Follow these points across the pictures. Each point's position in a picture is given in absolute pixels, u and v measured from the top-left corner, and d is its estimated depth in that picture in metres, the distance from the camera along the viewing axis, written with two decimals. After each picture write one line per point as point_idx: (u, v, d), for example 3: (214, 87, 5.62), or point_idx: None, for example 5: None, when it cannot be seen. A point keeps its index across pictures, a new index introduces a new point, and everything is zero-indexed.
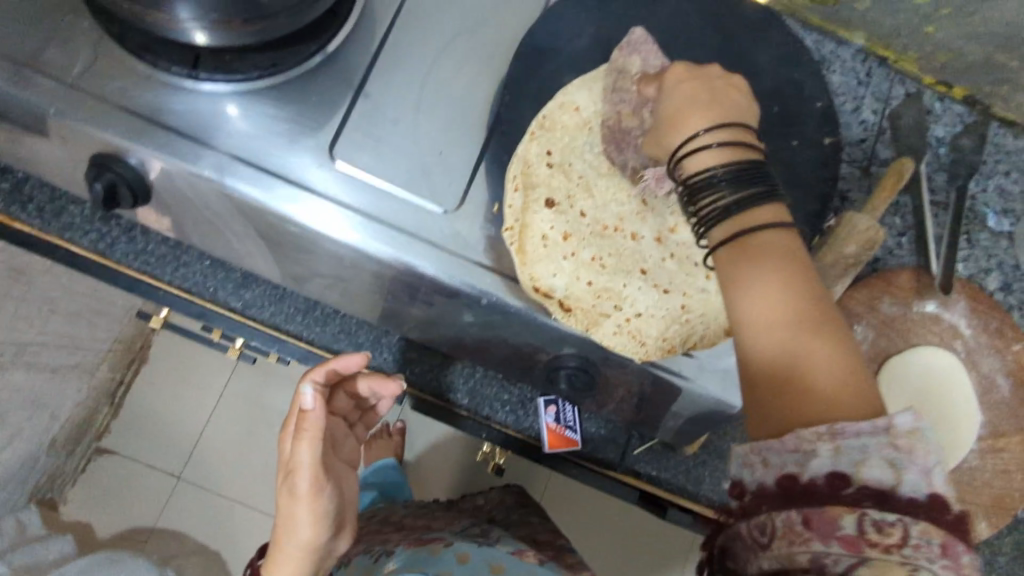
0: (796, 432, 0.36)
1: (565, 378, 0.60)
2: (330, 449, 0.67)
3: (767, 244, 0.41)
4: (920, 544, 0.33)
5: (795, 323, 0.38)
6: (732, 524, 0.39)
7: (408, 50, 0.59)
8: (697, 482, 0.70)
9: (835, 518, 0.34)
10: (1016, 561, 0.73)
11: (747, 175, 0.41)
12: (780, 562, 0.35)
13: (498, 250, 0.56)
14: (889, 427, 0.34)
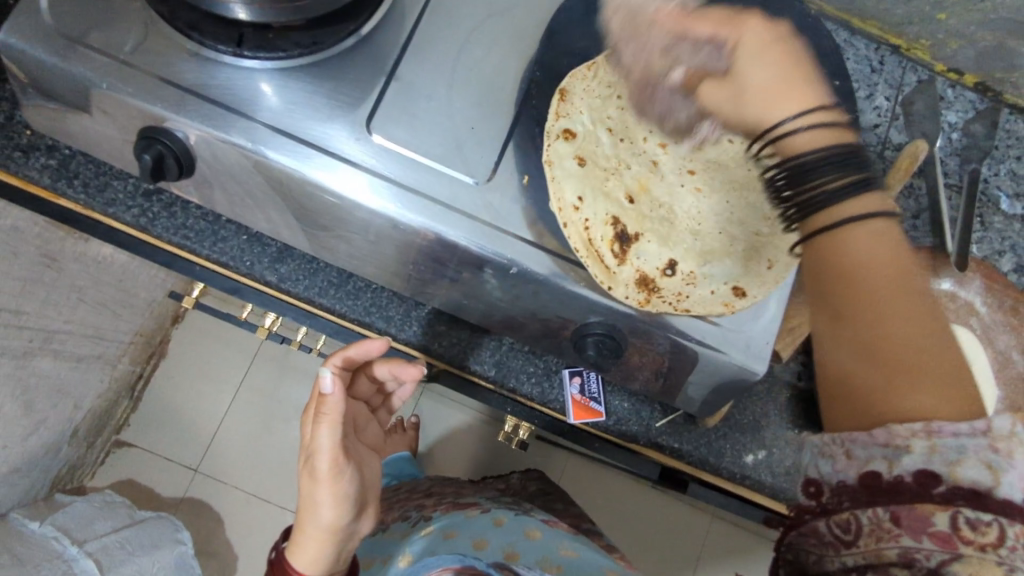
0: (891, 426, 0.39)
1: (593, 347, 0.62)
2: (349, 435, 0.71)
3: (872, 233, 0.44)
4: (1016, 547, 0.35)
5: (886, 314, 0.41)
6: (807, 522, 0.44)
7: (440, 30, 0.62)
8: (719, 456, 0.71)
9: (927, 516, 0.37)
10: None
11: (847, 159, 0.46)
12: (865, 558, 0.39)
13: (530, 220, 0.58)
14: (985, 428, 0.37)
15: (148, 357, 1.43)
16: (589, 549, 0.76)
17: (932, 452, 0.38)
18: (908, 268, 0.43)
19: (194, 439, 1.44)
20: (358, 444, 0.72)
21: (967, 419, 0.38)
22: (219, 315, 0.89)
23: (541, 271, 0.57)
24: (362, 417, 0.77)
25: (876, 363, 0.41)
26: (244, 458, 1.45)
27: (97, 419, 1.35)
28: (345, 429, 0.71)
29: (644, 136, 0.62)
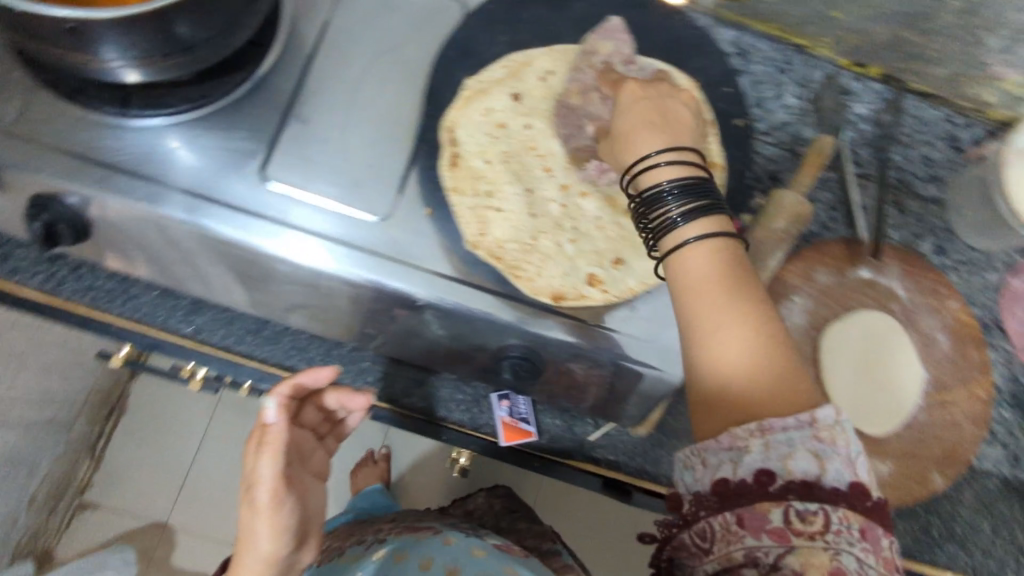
0: (731, 431, 0.44)
1: (511, 370, 0.61)
2: (295, 462, 0.65)
3: (710, 249, 0.48)
4: (840, 530, 0.41)
5: (723, 321, 0.45)
6: (675, 535, 0.48)
7: (327, 72, 0.61)
8: (655, 464, 0.71)
9: (765, 514, 0.42)
10: (976, 513, 0.76)
11: (700, 190, 0.49)
12: (719, 563, 0.44)
13: (435, 251, 0.57)
14: (811, 420, 0.42)
15: (106, 415, 1.40)
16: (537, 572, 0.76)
17: (766, 450, 0.42)
18: (752, 279, 0.47)
19: (160, 493, 1.42)
20: (307, 473, 0.66)
21: (799, 414, 0.43)
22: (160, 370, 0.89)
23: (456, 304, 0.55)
24: (308, 446, 0.69)
25: (738, 385, 0.44)
26: (214, 505, 1.44)
27: (57, 483, 1.33)
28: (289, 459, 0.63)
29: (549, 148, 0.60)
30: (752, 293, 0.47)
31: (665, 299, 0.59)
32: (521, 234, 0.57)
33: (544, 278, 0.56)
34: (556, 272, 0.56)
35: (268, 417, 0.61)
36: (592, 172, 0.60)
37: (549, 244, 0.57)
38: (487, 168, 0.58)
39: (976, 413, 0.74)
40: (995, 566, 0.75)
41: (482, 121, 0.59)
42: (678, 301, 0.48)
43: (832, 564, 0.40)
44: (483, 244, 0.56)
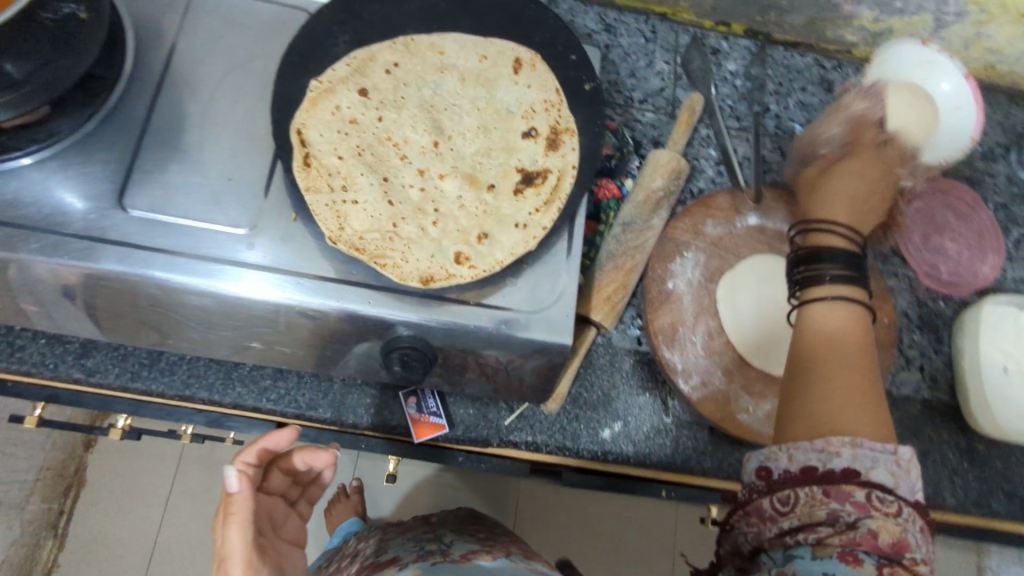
0: (827, 438, 0.48)
1: (399, 362, 0.59)
2: (266, 532, 0.65)
3: (851, 310, 0.57)
4: (907, 517, 0.47)
5: (854, 369, 0.52)
6: (753, 498, 0.52)
7: (180, 98, 0.63)
8: (576, 439, 0.70)
9: (850, 491, 0.47)
10: (903, 439, 0.76)
11: (853, 263, 0.60)
12: (799, 521, 0.48)
13: (300, 255, 0.58)
14: (894, 449, 0.48)
15: (65, 489, 1.39)
16: None
17: (858, 456, 0.46)
18: (865, 344, 0.54)
19: (127, 562, 1.39)
20: (285, 541, 0.67)
21: (884, 441, 0.48)
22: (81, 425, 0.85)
23: (328, 304, 0.56)
24: (282, 512, 0.70)
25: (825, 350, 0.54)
26: (185, 567, 1.40)
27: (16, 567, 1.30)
28: (262, 528, 0.65)
29: (404, 135, 0.61)
30: (851, 343, 0.54)
31: (539, 274, 0.61)
32: (381, 223, 0.57)
33: (409, 265, 0.56)
34: (421, 257, 0.57)
35: (232, 485, 0.59)
36: (449, 154, 0.61)
37: (413, 230, 0.58)
38: (341, 163, 0.59)
39: (883, 339, 0.75)
40: (930, 489, 0.75)
41: (330, 119, 0.60)
42: (805, 314, 0.58)
43: (899, 533, 0.46)
44: (346, 238, 0.56)
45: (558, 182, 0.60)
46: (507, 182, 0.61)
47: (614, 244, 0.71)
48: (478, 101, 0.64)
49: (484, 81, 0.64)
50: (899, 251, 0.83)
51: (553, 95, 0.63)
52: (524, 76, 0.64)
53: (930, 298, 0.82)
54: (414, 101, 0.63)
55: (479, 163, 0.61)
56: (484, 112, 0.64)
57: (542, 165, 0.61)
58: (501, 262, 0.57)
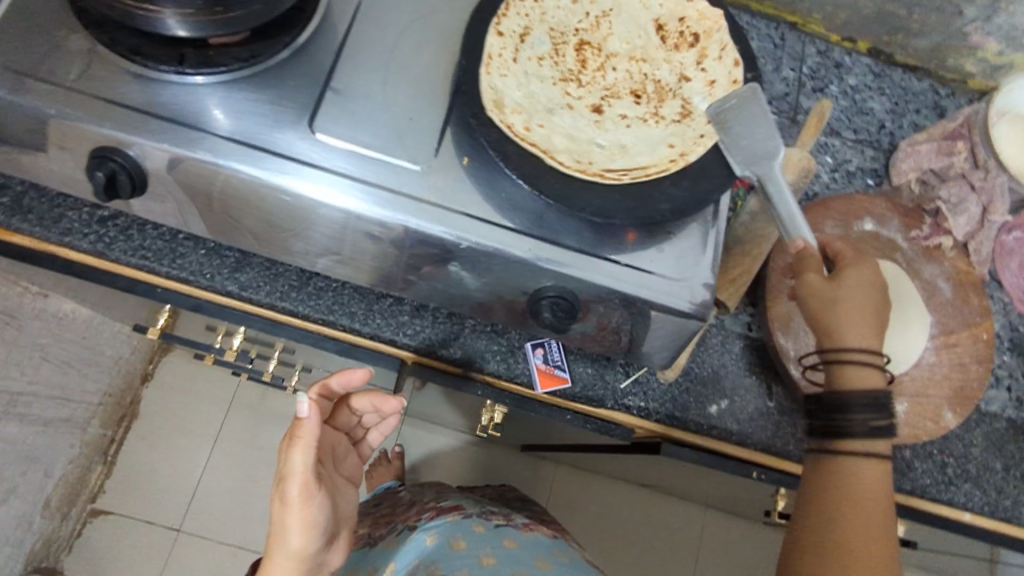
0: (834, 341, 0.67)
1: (548, 310, 0.64)
2: (327, 463, 0.73)
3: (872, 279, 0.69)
4: None
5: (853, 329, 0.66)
6: None
7: (368, 40, 0.67)
8: (685, 410, 0.73)
9: None
10: (987, 453, 0.79)
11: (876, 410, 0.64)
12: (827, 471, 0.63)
13: (474, 198, 0.62)
14: None
15: (119, 419, 1.48)
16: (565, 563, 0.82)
17: None
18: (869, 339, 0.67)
19: (171, 496, 1.48)
20: (343, 478, 0.75)
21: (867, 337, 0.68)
22: None
23: (499, 247, 0.61)
24: (346, 448, 0.79)
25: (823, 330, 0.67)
26: (223, 510, 1.49)
27: (71, 487, 1.36)
28: (324, 459, 0.73)
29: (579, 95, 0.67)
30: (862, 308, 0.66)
31: (686, 246, 0.66)
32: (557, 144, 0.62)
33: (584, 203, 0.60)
34: (596, 202, 0.60)
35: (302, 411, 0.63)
36: (615, 116, 0.67)
37: (586, 154, 0.62)
38: (521, 101, 0.64)
39: (981, 354, 0.78)
40: (1008, 502, 0.78)
41: (530, 61, 0.67)
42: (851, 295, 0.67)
43: None
44: (531, 137, 0.61)
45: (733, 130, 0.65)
46: (695, 126, 0.66)
47: (742, 230, 0.75)
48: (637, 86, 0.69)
49: (648, 55, 0.72)
50: (996, 275, 0.87)
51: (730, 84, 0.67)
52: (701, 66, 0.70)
53: (1022, 323, 0.86)
54: (593, 62, 0.70)
55: (654, 119, 0.67)
56: (656, 83, 0.70)
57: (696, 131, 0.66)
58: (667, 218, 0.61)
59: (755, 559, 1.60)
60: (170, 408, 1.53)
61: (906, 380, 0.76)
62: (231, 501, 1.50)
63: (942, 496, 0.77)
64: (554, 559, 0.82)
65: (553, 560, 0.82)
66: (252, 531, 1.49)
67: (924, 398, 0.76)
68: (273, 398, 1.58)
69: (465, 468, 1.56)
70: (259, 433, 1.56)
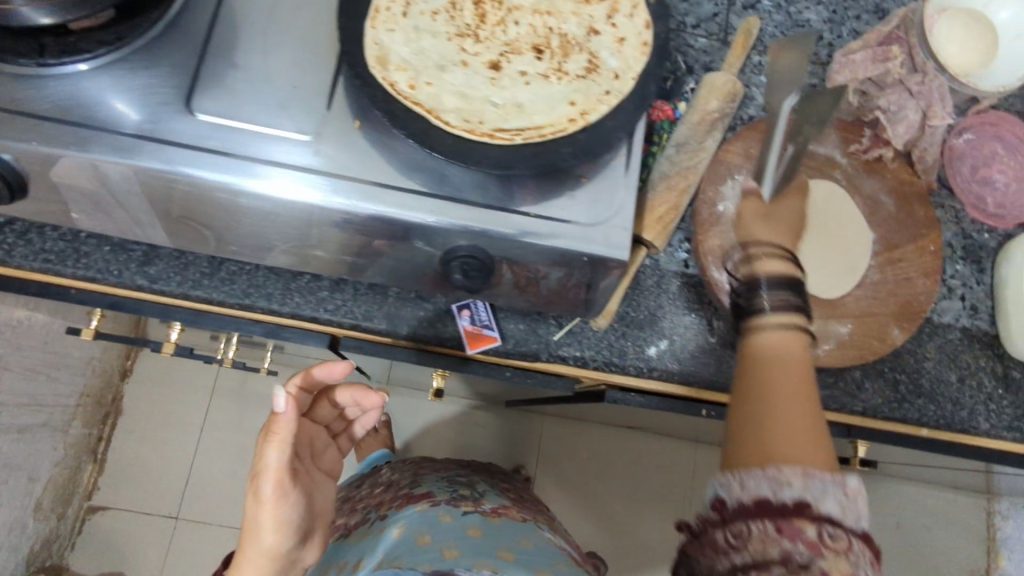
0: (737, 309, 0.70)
1: (459, 270, 0.61)
2: (304, 458, 0.69)
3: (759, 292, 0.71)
4: (812, 542, 0.43)
5: None
6: (710, 530, 0.48)
7: (245, 6, 0.63)
8: (623, 355, 0.72)
9: (801, 526, 0.44)
10: (941, 366, 0.78)
11: None
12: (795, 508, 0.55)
13: (370, 164, 0.59)
14: (844, 481, 0.45)
15: (103, 418, 1.49)
16: (531, 548, 0.82)
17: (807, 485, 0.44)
18: None
19: (166, 486, 1.51)
20: (322, 473, 0.72)
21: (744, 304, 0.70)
22: (123, 339, 0.85)
23: (401, 215, 0.58)
24: (322, 442, 0.73)
25: None
26: (219, 494, 1.52)
27: (63, 487, 1.38)
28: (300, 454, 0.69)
29: (476, 49, 0.61)
30: None
31: (599, 189, 0.63)
32: (454, 109, 0.58)
33: (481, 156, 0.57)
34: (493, 154, 0.58)
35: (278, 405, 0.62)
36: (518, 72, 0.61)
37: (487, 115, 0.59)
38: (411, 56, 0.59)
39: (928, 266, 0.75)
40: (964, 413, 0.77)
41: (421, 16, 0.61)
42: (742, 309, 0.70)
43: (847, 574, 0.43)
44: (415, 96, 0.57)
45: (636, 76, 0.61)
46: (601, 83, 0.61)
47: (668, 165, 0.72)
48: (539, 36, 0.63)
49: (555, 8, 0.64)
50: (946, 183, 0.83)
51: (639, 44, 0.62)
52: (609, 18, 0.63)
53: (975, 230, 0.83)
54: (493, 16, 0.63)
55: (556, 75, 0.61)
56: (560, 37, 0.63)
57: (605, 91, 0.60)
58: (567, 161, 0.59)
59: None
60: (153, 401, 1.54)
61: (850, 301, 0.74)
62: (224, 485, 1.53)
63: (893, 414, 0.76)
64: (522, 545, 0.83)
65: (523, 547, 0.81)
66: None
67: (870, 317, 0.74)
68: (254, 381, 1.58)
69: (451, 429, 1.57)
70: (245, 415, 1.57)
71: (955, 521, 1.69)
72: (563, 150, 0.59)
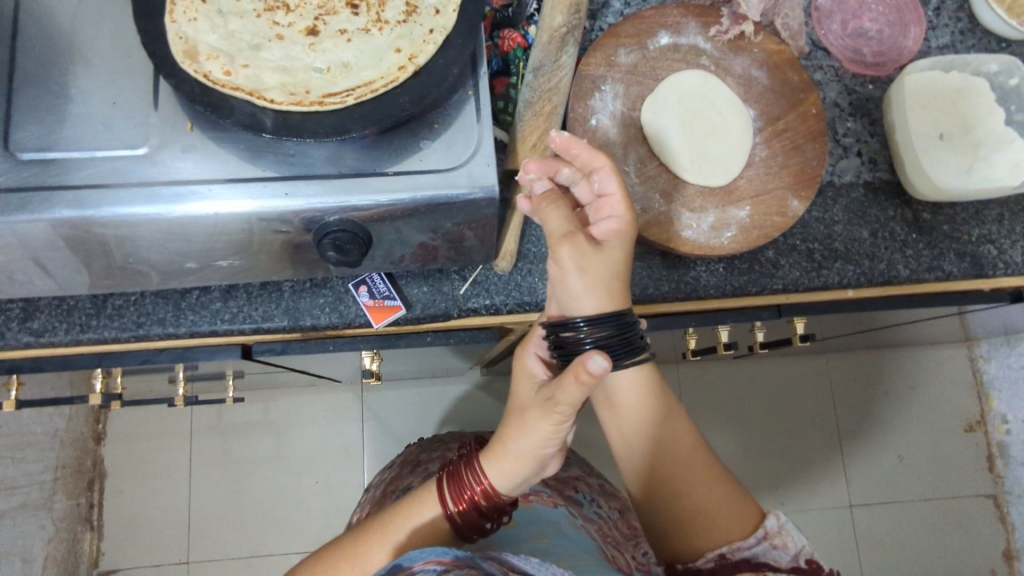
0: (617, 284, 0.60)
1: (333, 248, 0.61)
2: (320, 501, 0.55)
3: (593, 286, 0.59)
4: None
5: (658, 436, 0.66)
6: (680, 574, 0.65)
7: (44, 34, 0.61)
8: (532, 293, 0.72)
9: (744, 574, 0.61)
10: (851, 226, 0.77)
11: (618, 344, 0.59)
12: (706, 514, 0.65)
13: (211, 163, 0.59)
14: (795, 556, 0.62)
15: (89, 483, 1.49)
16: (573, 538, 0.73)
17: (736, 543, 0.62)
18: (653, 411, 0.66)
19: (169, 533, 1.51)
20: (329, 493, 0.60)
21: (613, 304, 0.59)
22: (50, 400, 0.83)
23: (254, 205, 0.58)
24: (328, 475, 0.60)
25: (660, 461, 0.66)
26: (222, 528, 1.52)
27: (64, 560, 1.40)
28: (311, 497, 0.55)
29: (290, 21, 0.60)
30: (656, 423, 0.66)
31: (452, 132, 0.62)
32: (279, 87, 0.57)
33: (313, 128, 0.56)
34: (325, 123, 0.56)
35: None
36: (337, 33, 0.60)
37: (314, 84, 0.57)
38: (219, 43, 0.57)
39: (813, 129, 0.73)
40: (882, 266, 0.76)
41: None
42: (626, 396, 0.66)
43: None
44: (233, 81, 0.56)
45: (458, 7, 0.59)
46: (422, 23, 0.59)
47: (529, 93, 0.69)
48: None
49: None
50: (821, 44, 0.81)
51: None
52: None
53: (860, 83, 0.81)
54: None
55: (377, 27, 0.60)
56: None
57: (427, 30, 0.59)
58: (401, 113, 0.57)
59: (731, 397, 1.65)
60: (134, 456, 1.53)
61: (742, 184, 0.73)
62: (226, 520, 1.53)
63: (814, 284, 0.75)
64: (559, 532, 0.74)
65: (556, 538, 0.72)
66: (257, 538, 1.53)
67: (767, 193, 0.72)
68: (229, 412, 1.57)
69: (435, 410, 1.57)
70: (229, 448, 1.56)
71: (944, 375, 1.70)
72: (396, 101, 0.57)
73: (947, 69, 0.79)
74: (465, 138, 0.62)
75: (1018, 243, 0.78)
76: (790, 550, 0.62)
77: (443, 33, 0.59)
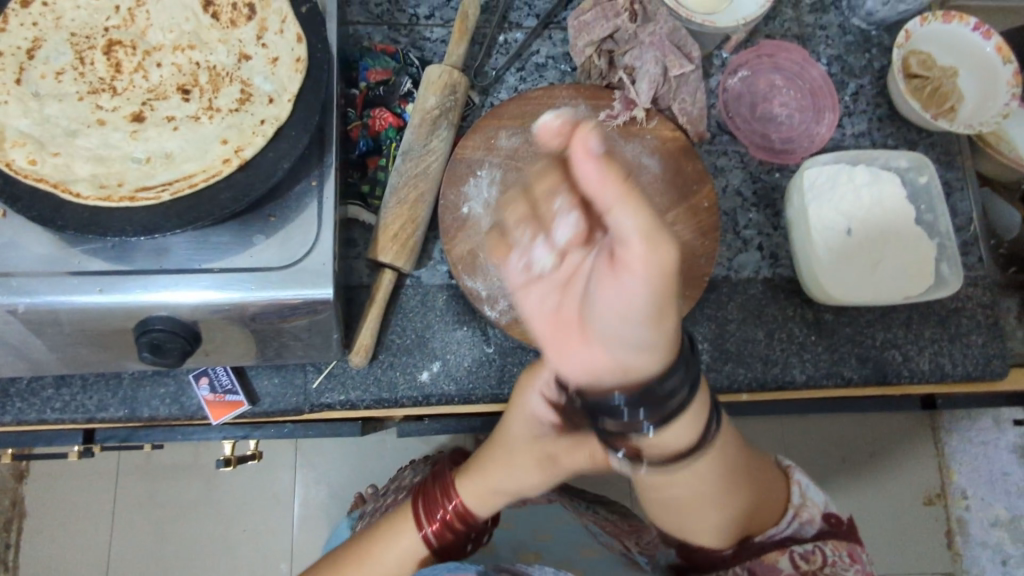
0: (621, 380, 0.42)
1: (148, 348, 0.56)
2: None
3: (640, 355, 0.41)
4: (836, 559, 0.60)
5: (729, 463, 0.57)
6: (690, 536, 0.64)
7: None
8: (393, 388, 0.67)
9: (773, 562, 0.60)
10: (745, 325, 0.72)
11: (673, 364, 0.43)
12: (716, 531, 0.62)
13: (19, 253, 0.54)
14: (795, 511, 0.61)
15: None
16: None
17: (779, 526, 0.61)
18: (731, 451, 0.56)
19: None
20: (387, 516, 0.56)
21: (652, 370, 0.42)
22: None
23: (63, 301, 0.54)
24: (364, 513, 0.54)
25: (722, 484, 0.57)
26: None
27: None
28: None
29: (114, 104, 0.56)
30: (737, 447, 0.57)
31: (290, 227, 0.58)
32: (88, 177, 0.52)
33: (121, 223, 0.51)
34: (133, 219, 0.51)
35: None
36: (163, 119, 0.56)
37: (131, 175, 0.53)
38: (28, 128, 0.53)
39: (704, 225, 0.68)
40: (776, 370, 0.71)
41: (41, 78, 0.55)
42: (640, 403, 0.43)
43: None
44: (38, 171, 0.51)
45: (294, 97, 0.55)
46: (254, 113, 0.55)
47: (395, 177, 0.66)
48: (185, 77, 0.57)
49: (199, 39, 0.58)
50: (726, 128, 0.77)
51: (295, 64, 0.56)
52: (264, 41, 0.58)
53: (765, 171, 0.77)
54: (128, 63, 0.57)
55: (208, 114, 0.56)
56: (208, 70, 0.58)
57: (259, 120, 0.55)
58: (221, 209, 0.52)
59: None
60: None
61: None
62: None
63: None
64: None
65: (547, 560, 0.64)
66: None
67: None
68: None
69: None
70: None
71: None
72: (216, 197, 0.53)
73: (852, 161, 0.74)
74: (303, 232, 0.58)
75: (925, 350, 0.73)
76: (814, 523, 0.62)
77: (276, 124, 0.54)
